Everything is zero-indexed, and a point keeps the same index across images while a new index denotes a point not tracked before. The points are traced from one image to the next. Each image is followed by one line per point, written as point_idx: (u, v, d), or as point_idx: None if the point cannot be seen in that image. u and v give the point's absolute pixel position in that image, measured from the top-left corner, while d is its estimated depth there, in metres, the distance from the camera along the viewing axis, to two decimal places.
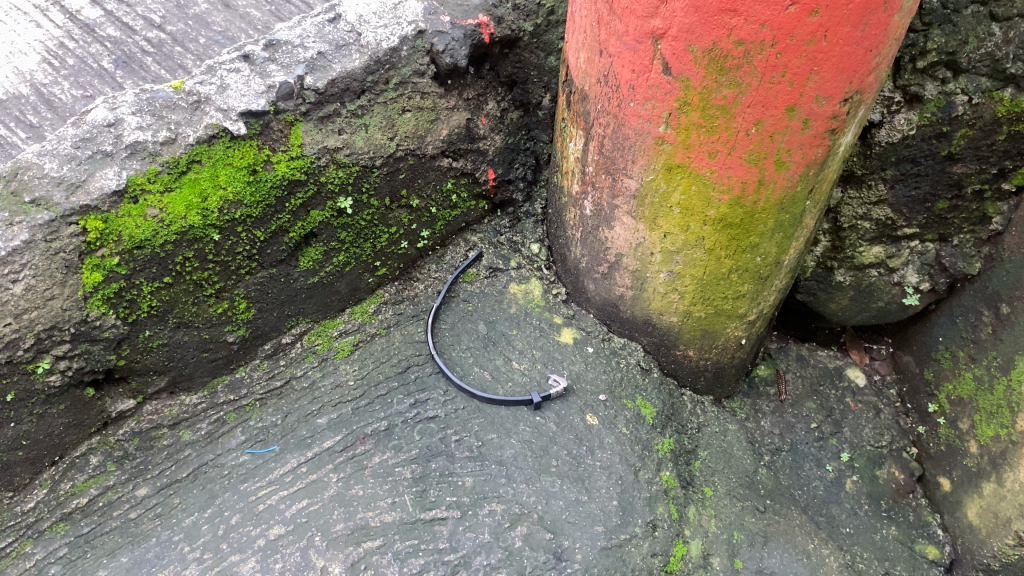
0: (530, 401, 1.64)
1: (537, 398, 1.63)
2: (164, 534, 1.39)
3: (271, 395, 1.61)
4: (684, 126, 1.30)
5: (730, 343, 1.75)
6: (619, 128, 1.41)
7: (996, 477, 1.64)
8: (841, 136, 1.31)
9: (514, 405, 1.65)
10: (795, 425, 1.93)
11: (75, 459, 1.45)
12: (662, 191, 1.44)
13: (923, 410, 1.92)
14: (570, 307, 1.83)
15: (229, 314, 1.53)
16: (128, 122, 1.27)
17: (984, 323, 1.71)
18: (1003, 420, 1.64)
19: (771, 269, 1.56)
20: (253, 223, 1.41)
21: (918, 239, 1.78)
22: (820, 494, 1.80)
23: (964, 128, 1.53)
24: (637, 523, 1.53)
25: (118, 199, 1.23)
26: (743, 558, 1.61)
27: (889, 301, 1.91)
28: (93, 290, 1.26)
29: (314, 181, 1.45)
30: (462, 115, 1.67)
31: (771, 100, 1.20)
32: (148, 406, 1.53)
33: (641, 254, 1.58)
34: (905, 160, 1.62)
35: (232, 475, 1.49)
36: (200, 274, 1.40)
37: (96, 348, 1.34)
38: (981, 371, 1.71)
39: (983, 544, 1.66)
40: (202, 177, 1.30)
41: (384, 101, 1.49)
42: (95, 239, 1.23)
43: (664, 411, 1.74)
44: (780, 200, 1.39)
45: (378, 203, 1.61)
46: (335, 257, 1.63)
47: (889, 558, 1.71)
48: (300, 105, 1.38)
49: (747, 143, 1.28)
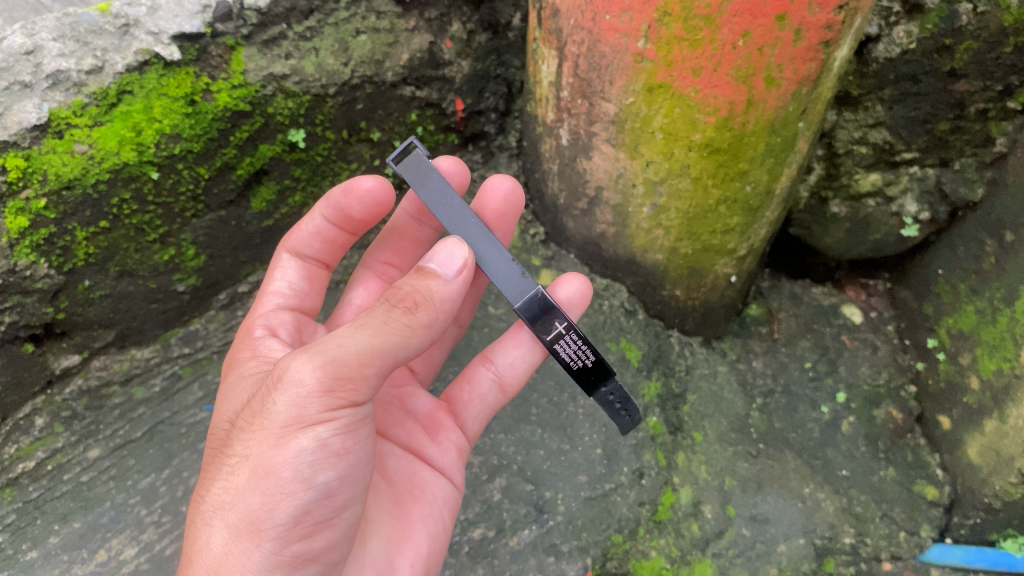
0: (523, 313, 1.13)
1: (568, 316, 1.13)
2: (120, 497, 1.32)
3: (229, 347, 1.51)
4: (664, 40, 1.18)
5: (720, 281, 1.63)
6: (595, 46, 1.29)
7: (999, 414, 1.47)
8: (837, 50, 1.19)
9: (576, 343, 1.13)
10: (788, 365, 1.79)
11: (19, 421, 1.33)
12: (643, 115, 1.32)
13: (921, 345, 1.75)
14: (549, 248, 1.74)
15: (176, 261, 1.43)
16: (49, 48, 1.18)
17: (987, 253, 1.58)
18: (1006, 353, 1.47)
19: (762, 199, 1.44)
20: (196, 160, 1.32)
21: (917, 164, 1.65)
22: (816, 436, 1.67)
23: (967, 40, 1.43)
24: (623, 471, 1.50)
25: (40, 134, 1.16)
26: (736, 505, 1.54)
27: (886, 233, 1.77)
28: (19, 236, 1.19)
29: (261, 113, 1.36)
30: (425, 37, 1.55)
31: (759, 6, 1.09)
32: (96, 361, 1.42)
33: (623, 186, 1.48)
34: (904, 77, 1.51)
35: (190, 433, 1.40)
36: (140, 217, 1.31)
37: (30, 301, 1.26)
38: (983, 304, 1.56)
39: (984, 483, 1.49)
40: (135, 109, 1.22)
41: (335, 22, 1.41)
42: (16, 179, 1.15)
43: (650, 353, 1.68)
44: (771, 120, 1.26)
45: (334, 136, 1.50)
46: (290, 197, 1.53)
47: (886, 500, 1.57)
48: (242, 27, 1.29)
49: (734, 58, 1.16)
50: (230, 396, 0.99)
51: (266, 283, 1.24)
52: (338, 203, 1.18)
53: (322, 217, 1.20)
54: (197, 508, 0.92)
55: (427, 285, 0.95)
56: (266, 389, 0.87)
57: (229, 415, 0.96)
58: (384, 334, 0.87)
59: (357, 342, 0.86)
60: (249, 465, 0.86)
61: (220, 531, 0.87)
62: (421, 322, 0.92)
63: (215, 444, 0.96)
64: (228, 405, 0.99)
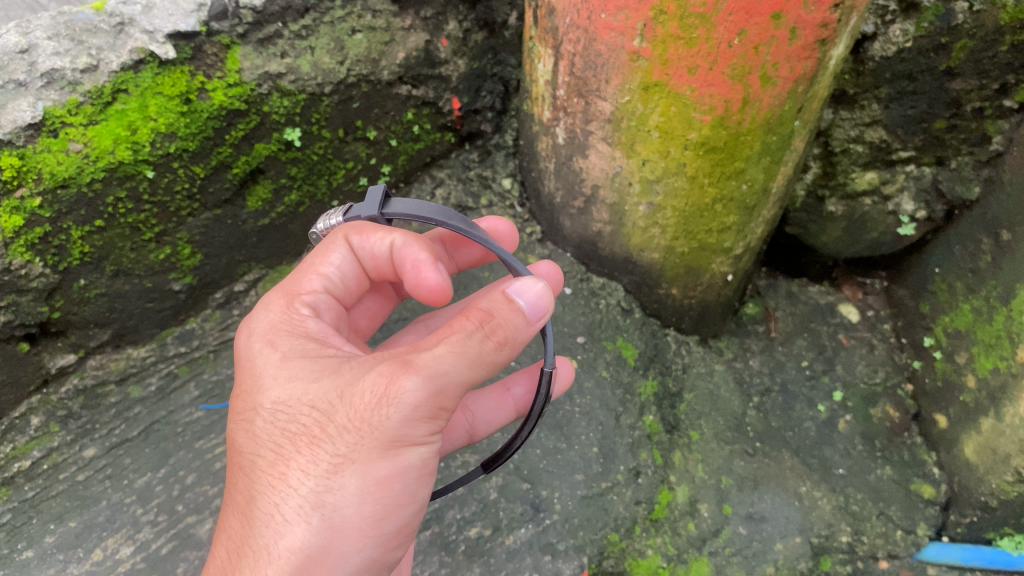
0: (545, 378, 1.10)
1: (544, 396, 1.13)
2: (116, 496, 1.32)
3: (226, 345, 1.51)
4: (660, 38, 1.19)
5: (716, 280, 1.63)
6: (591, 44, 1.29)
7: (995, 412, 1.47)
8: (832, 48, 1.19)
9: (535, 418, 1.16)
10: (785, 364, 1.79)
11: (15, 420, 1.34)
12: (639, 113, 1.32)
13: (918, 344, 1.75)
14: (545, 247, 1.73)
15: (172, 260, 1.42)
16: (43, 47, 1.19)
17: (983, 251, 1.58)
18: (1002, 351, 1.47)
19: (758, 198, 1.44)
20: (191, 158, 1.32)
21: (914, 163, 1.66)
22: (812, 435, 1.67)
23: (963, 39, 1.43)
24: (620, 470, 1.50)
25: (35, 133, 1.15)
26: (732, 503, 1.54)
27: (882, 232, 1.77)
28: (14, 235, 1.19)
29: (257, 111, 1.36)
30: (420, 36, 1.55)
31: (754, 5, 1.09)
32: (92, 361, 1.42)
33: (619, 185, 1.48)
34: (901, 76, 1.52)
35: (186, 432, 1.40)
36: (135, 216, 1.31)
37: (25, 300, 1.26)
38: (980, 303, 1.56)
39: (980, 481, 1.49)
40: (130, 108, 1.22)
41: (331, 20, 1.41)
42: (11, 177, 1.15)
43: (646, 352, 1.68)
44: (767, 119, 1.26)
45: (330, 135, 1.50)
46: (286, 196, 1.52)
47: (883, 499, 1.57)
48: (237, 26, 1.29)
49: (730, 56, 1.16)
50: (291, 373, 0.91)
51: (312, 259, 1.09)
52: (414, 254, 1.07)
53: (392, 246, 1.06)
54: (269, 500, 0.90)
55: (517, 315, 0.87)
56: (372, 405, 0.84)
57: (299, 400, 0.90)
58: (483, 361, 0.85)
59: (463, 375, 0.84)
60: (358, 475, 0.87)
61: (312, 529, 0.88)
62: (507, 355, 0.87)
63: (283, 429, 0.90)
64: (291, 382, 0.91)
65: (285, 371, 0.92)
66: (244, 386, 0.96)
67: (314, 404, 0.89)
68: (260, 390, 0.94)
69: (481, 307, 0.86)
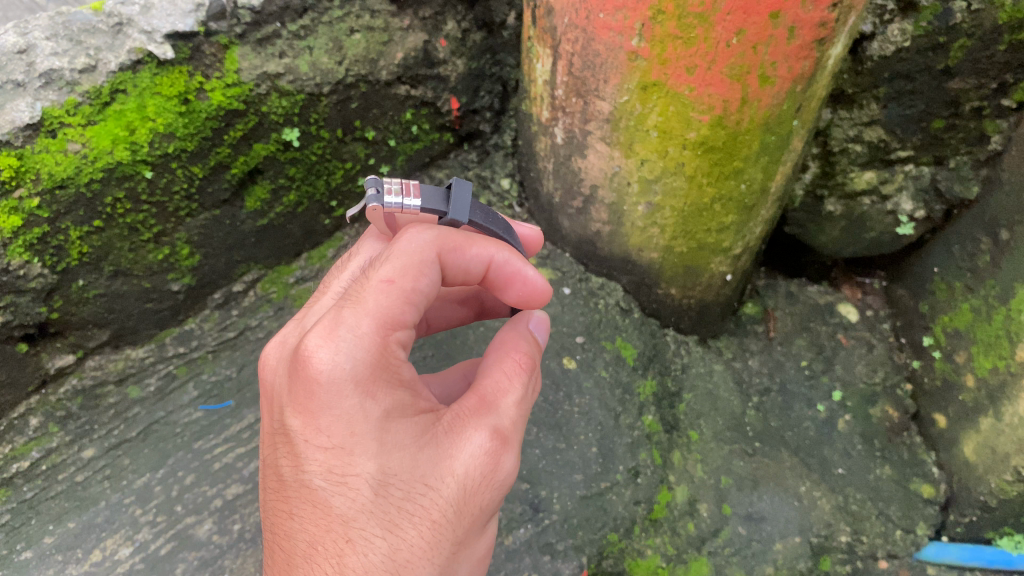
0: None
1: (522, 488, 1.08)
2: (115, 497, 1.32)
3: (224, 346, 1.51)
4: (658, 38, 1.19)
5: (715, 280, 1.63)
6: (589, 44, 1.29)
7: (993, 411, 1.47)
8: (830, 47, 1.19)
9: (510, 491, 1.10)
10: (785, 364, 1.79)
11: (13, 421, 1.34)
12: (638, 113, 1.32)
13: (918, 343, 1.75)
14: (545, 247, 1.73)
15: (171, 260, 1.42)
16: (42, 47, 1.19)
17: (982, 251, 1.58)
18: (1000, 350, 1.47)
19: (757, 198, 1.43)
20: (189, 158, 1.32)
21: (913, 162, 1.65)
22: (811, 434, 1.67)
23: (961, 39, 1.43)
24: (619, 470, 1.49)
25: (33, 133, 1.15)
26: (732, 504, 1.54)
27: (881, 231, 1.77)
28: (13, 235, 1.19)
29: (255, 111, 1.36)
30: (419, 36, 1.55)
31: (753, 5, 1.09)
32: (90, 361, 1.42)
33: (618, 184, 1.48)
34: (899, 75, 1.51)
35: (185, 433, 1.40)
36: (134, 217, 1.31)
37: (23, 301, 1.26)
38: (979, 302, 1.56)
39: (980, 481, 1.48)
40: (128, 108, 1.22)
41: (329, 21, 1.41)
42: (9, 178, 1.15)
43: (645, 352, 1.67)
44: (766, 118, 1.26)
45: (329, 135, 1.50)
46: (284, 196, 1.52)
47: (882, 498, 1.57)
48: (236, 26, 1.29)
49: (728, 56, 1.16)
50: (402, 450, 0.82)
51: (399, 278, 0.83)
52: (517, 269, 0.97)
53: (491, 260, 0.96)
54: None
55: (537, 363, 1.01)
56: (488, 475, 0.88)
57: (408, 477, 0.83)
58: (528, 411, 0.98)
59: (522, 421, 0.94)
60: (460, 547, 0.90)
61: None
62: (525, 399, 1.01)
63: (389, 506, 0.83)
64: (397, 454, 0.82)
65: (387, 438, 0.82)
66: (328, 445, 0.81)
67: (426, 483, 0.84)
68: (354, 457, 0.81)
69: (525, 352, 0.96)
